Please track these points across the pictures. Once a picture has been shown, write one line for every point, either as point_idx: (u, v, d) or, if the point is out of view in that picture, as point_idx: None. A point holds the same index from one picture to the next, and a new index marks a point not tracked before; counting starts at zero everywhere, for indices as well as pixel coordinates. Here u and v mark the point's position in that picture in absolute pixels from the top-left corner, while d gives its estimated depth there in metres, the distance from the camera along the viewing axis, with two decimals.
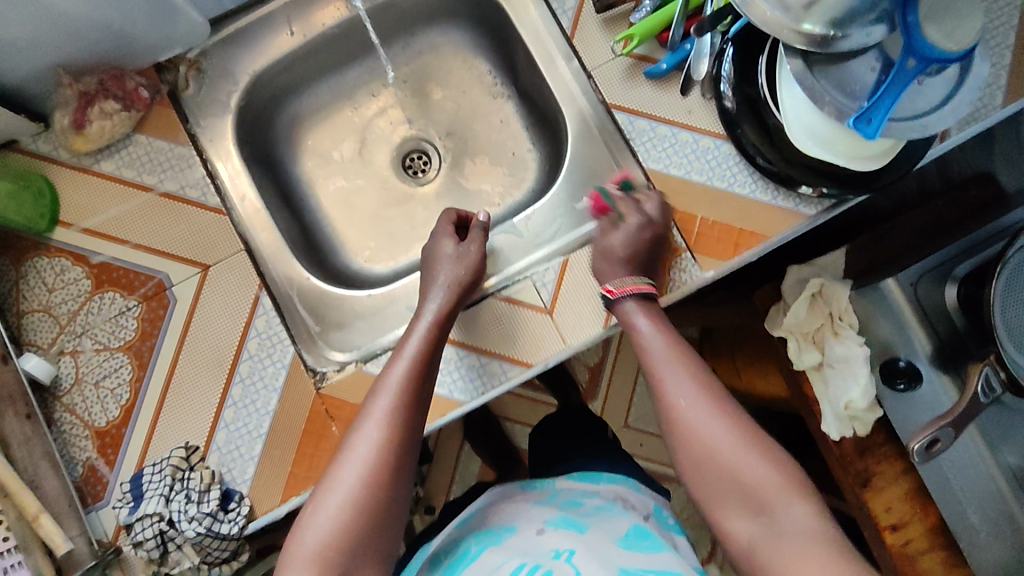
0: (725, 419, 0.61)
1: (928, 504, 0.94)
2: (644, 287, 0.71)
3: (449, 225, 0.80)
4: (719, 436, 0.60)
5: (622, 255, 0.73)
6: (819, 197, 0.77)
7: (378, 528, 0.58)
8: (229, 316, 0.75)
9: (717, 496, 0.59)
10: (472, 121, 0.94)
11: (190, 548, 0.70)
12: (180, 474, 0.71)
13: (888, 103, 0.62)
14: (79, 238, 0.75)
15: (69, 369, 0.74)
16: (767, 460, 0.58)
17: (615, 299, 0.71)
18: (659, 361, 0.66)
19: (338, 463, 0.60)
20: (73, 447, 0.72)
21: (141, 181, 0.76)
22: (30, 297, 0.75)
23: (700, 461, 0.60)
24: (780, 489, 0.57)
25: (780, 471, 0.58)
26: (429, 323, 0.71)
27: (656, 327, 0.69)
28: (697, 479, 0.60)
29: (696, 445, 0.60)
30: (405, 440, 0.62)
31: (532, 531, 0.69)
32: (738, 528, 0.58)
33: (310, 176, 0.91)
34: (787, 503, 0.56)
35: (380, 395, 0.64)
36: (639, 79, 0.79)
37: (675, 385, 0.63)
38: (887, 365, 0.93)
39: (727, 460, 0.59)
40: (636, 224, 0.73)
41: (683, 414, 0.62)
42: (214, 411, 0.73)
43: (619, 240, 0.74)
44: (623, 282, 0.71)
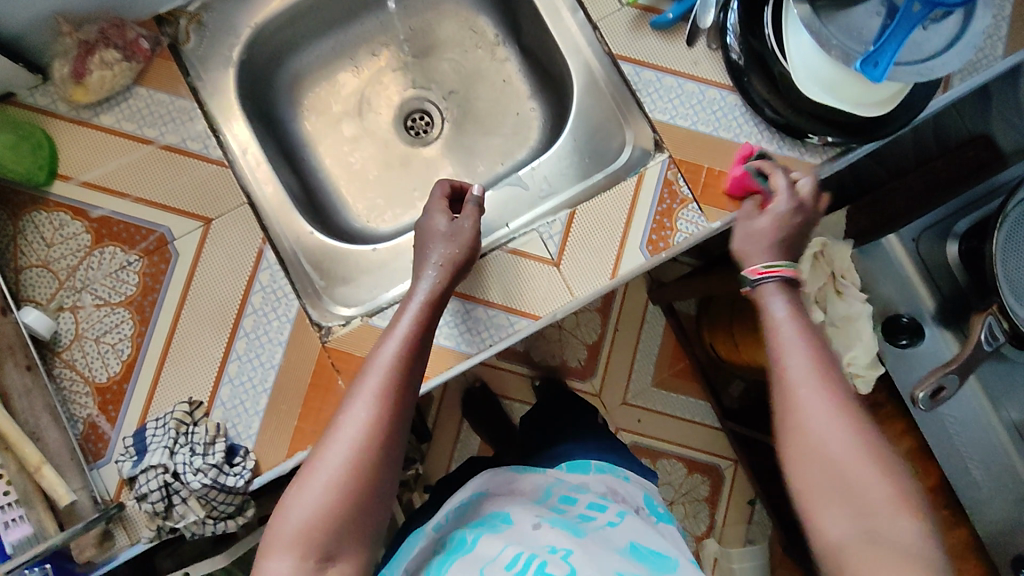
0: (842, 416, 0.57)
1: (930, 462, 0.99)
2: (789, 273, 0.65)
3: (443, 200, 0.72)
4: (832, 435, 0.56)
5: (770, 238, 0.68)
6: (824, 146, 0.78)
7: (363, 515, 0.56)
8: (232, 270, 0.74)
9: (819, 490, 0.55)
10: (475, 81, 0.93)
11: (196, 501, 0.68)
12: (185, 428, 0.70)
13: (894, 47, 0.62)
14: (77, 192, 0.74)
15: (69, 325, 0.72)
16: (885, 472, 0.54)
17: (759, 280, 0.65)
18: (789, 355, 0.61)
19: (323, 447, 0.57)
20: (74, 404, 0.71)
21: (141, 135, 0.75)
22: (28, 252, 0.73)
23: (810, 453, 0.56)
24: (892, 500, 0.53)
25: (893, 485, 0.54)
26: (422, 302, 0.66)
27: (792, 314, 0.63)
28: (795, 469, 0.56)
29: (813, 439, 0.56)
30: (397, 425, 0.59)
31: (528, 525, 0.65)
32: (833, 530, 0.54)
33: (312, 136, 0.90)
34: (896, 515, 0.52)
35: (369, 376, 0.60)
36: (645, 30, 0.79)
37: (804, 382, 0.59)
38: (890, 321, 0.94)
39: (838, 454, 0.55)
40: (786, 207, 0.69)
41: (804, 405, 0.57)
42: (218, 364, 0.72)
43: (765, 223, 0.69)
44: (771, 264, 0.66)
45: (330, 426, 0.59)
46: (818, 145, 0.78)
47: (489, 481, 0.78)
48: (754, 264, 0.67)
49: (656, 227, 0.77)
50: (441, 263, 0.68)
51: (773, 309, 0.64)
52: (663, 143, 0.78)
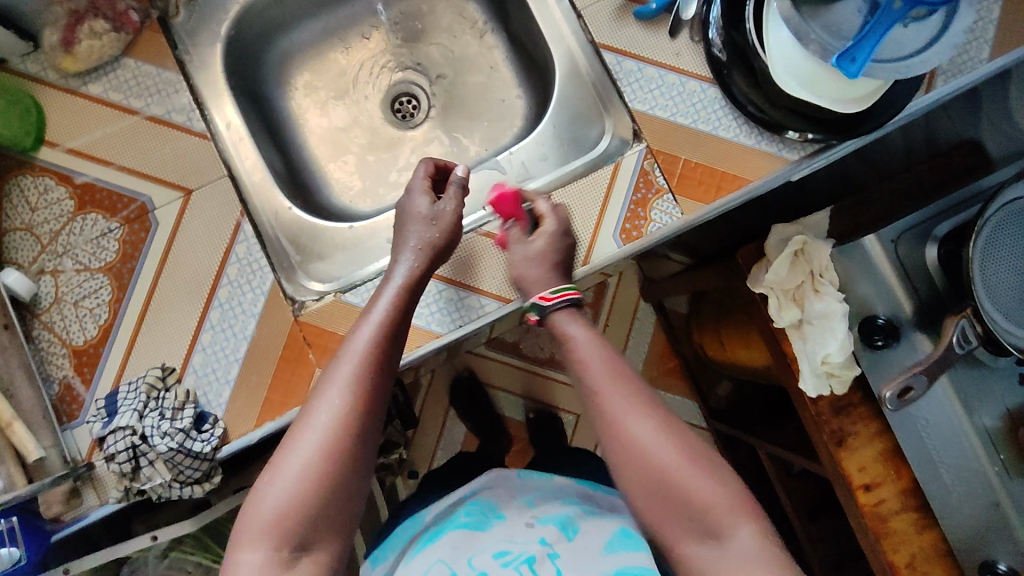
0: (663, 431, 0.58)
1: (903, 466, 0.95)
2: (573, 295, 0.69)
3: (425, 180, 0.75)
4: (658, 451, 0.57)
5: (548, 259, 0.71)
6: (804, 141, 0.78)
7: (340, 501, 0.55)
8: (210, 241, 0.75)
9: (662, 513, 0.56)
10: (463, 67, 0.94)
11: (162, 464, 0.70)
12: (156, 393, 0.71)
13: (873, 42, 0.62)
14: (63, 158, 0.75)
15: (49, 288, 0.74)
16: (714, 477, 0.56)
17: (550, 307, 0.68)
18: (601, 380, 0.62)
19: (297, 432, 0.56)
20: (50, 365, 0.72)
21: (127, 105, 0.76)
22: (13, 215, 0.75)
23: (645, 480, 0.56)
24: (728, 504, 0.55)
25: (726, 489, 0.56)
26: (399, 288, 0.67)
27: (589, 334, 0.66)
28: (636, 497, 0.57)
29: (640, 463, 0.57)
30: (372, 409, 0.58)
31: (521, 522, 0.67)
32: (691, 551, 0.55)
33: (299, 115, 0.91)
34: (734, 522, 0.54)
35: (345, 362, 0.60)
36: (629, 20, 0.80)
37: (621, 407, 0.59)
38: (866, 322, 0.93)
39: (667, 473, 0.56)
40: (556, 232, 0.73)
41: (630, 431, 0.58)
42: (192, 332, 0.73)
43: (541, 245, 0.72)
44: (557, 289, 0.69)
45: (304, 412, 0.58)
46: (796, 141, 0.78)
47: (495, 479, 0.78)
48: (542, 289, 0.70)
49: (630, 216, 0.77)
50: (420, 246, 0.70)
51: (570, 333, 0.66)
52: (641, 133, 0.78)
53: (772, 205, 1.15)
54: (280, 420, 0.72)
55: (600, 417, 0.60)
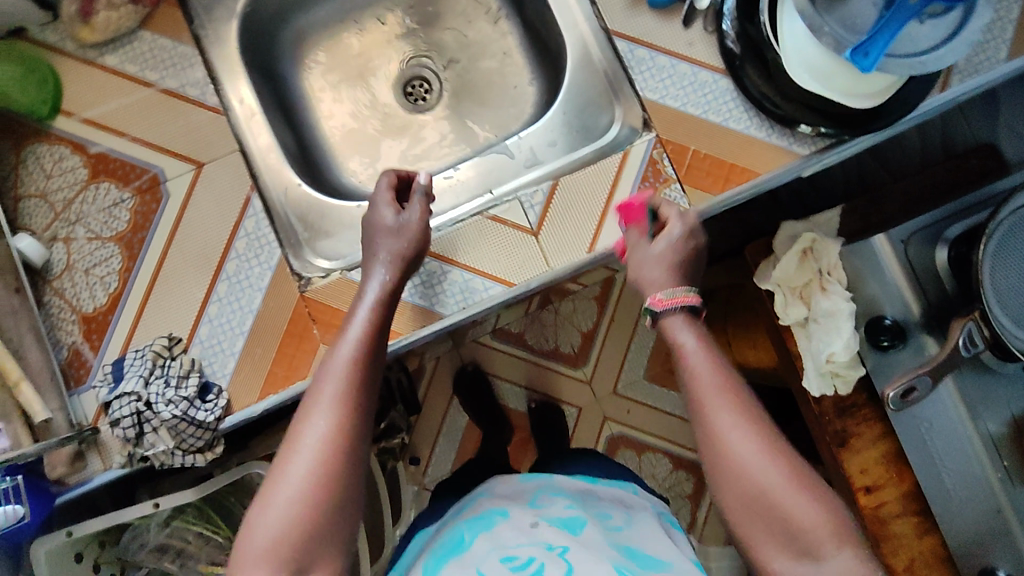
0: (771, 450, 0.56)
1: (905, 468, 0.94)
2: (691, 299, 0.64)
3: (388, 191, 0.72)
4: (765, 470, 0.55)
5: (668, 263, 0.67)
6: (815, 136, 0.77)
7: (334, 522, 0.55)
8: (219, 214, 0.76)
9: (758, 535, 0.55)
10: (476, 53, 0.94)
11: (165, 432, 0.71)
12: (162, 361, 0.72)
13: (887, 37, 0.61)
14: (79, 128, 0.76)
15: (61, 255, 0.75)
16: (818, 501, 0.54)
17: (664, 311, 0.64)
18: (710, 393, 0.59)
19: (285, 458, 0.56)
20: (60, 330, 0.74)
21: (142, 77, 0.77)
22: (28, 182, 0.76)
23: (745, 496, 0.55)
24: (829, 530, 0.53)
25: (830, 514, 0.54)
26: (375, 305, 0.67)
27: (702, 346, 0.62)
28: (737, 513, 0.56)
29: (745, 480, 0.55)
30: (359, 429, 0.58)
31: (525, 522, 0.67)
32: (784, 573, 0.54)
33: (311, 94, 0.92)
34: (833, 546, 0.52)
35: (326, 385, 0.60)
36: (642, 9, 0.80)
37: (727, 421, 0.57)
38: (872, 322, 0.93)
39: (770, 492, 0.54)
40: (681, 235, 0.68)
41: (732, 449, 0.56)
42: (200, 304, 0.74)
43: (663, 248, 0.68)
44: (673, 292, 0.65)
45: (290, 438, 0.58)
46: (808, 136, 0.78)
47: (498, 482, 0.79)
48: (656, 290, 0.66)
49: None
50: (390, 259, 0.69)
51: (683, 344, 0.62)
52: (651, 122, 0.78)
53: (783, 203, 1.14)
54: (283, 393, 0.72)
55: (705, 433, 0.58)
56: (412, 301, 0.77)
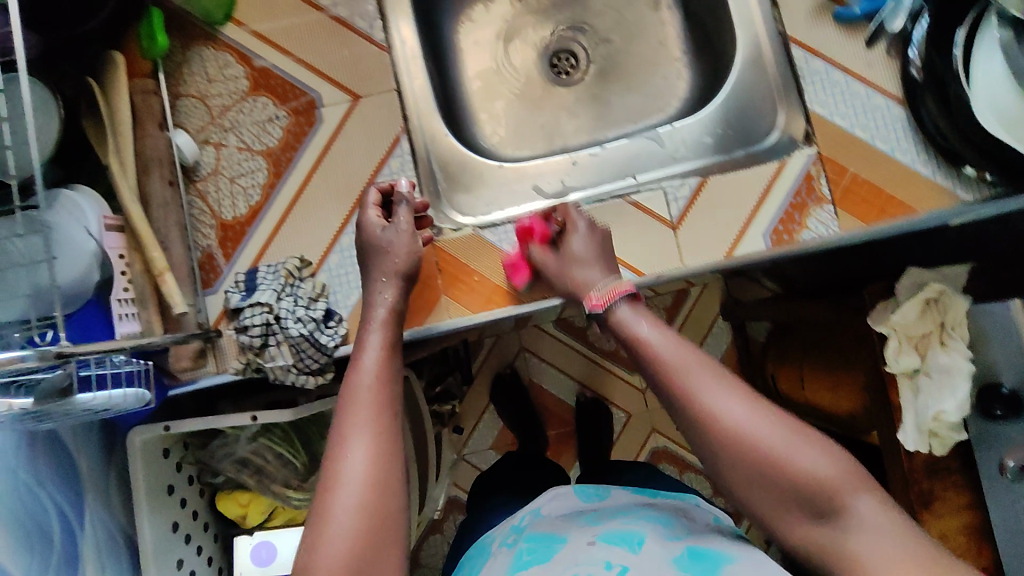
0: (761, 410, 0.53)
1: (985, 543, 0.87)
2: (624, 287, 0.64)
3: (372, 201, 0.72)
4: (763, 430, 0.51)
5: (590, 254, 0.70)
6: (981, 183, 0.73)
7: (390, 552, 0.52)
8: (367, 149, 0.76)
9: (773, 504, 0.50)
10: (632, 35, 0.91)
11: (287, 348, 0.71)
12: (292, 280, 0.73)
13: None
14: (246, 39, 0.78)
15: (210, 159, 0.76)
16: (825, 453, 0.50)
17: (607, 310, 0.63)
18: (688, 368, 0.55)
19: (327, 491, 0.53)
20: (198, 233, 0.76)
21: (316, 1, 0.78)
22: (190, 82, 0.77)
23: (748, 470, 0.51)
24: (846, 480, 0.49)
25: (834, 460, 0.50)
26: (383, 324, 0.65)
27: (660, 330, 0.59)
28: (750, 491, 0.51)
29: (744, 450, 0.51)
30: (393, 451, 0.56)
31: (583, 541, 0.60)
32: (807, 537, 0.50)
33: (461, 48, 0.91)
34: (852, 494, 0.48)
35: (355, 410, 0.57)
36: (826, 20, 0.77)
37: (709, 394, 0.53)
38: (988, 389, 0.84)
39: (778, 457, 0.50)
40: (585, 229, 0.72)
41: (728, 421, 0.52)
42: (333, 233, 0.75)
43: (579, 245, 0.71)
44: (605, 289, 0.65)
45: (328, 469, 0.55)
46: (974, 180, 0.73)
47: (553, 498, 0.73)
48: (593, 290, 0.66)
49: (785, 218, 0.74)
50: (387, 277, 0.69)
51: (639, 331, 0.60)
52: (814, 136, 0.76)
53: None
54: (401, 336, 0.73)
55: (690, 413, 0.54)
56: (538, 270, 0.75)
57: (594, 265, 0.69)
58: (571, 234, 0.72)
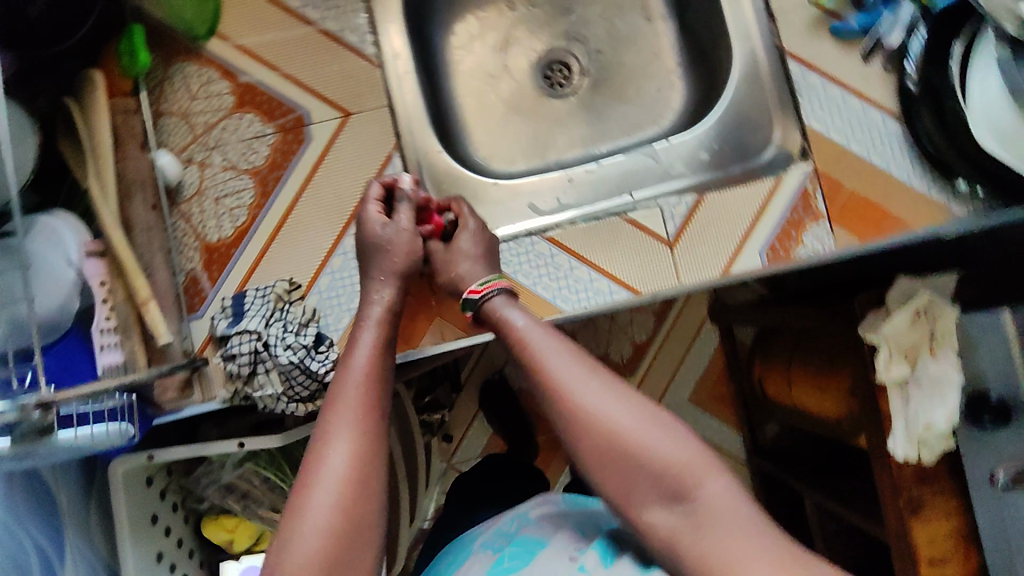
0: (620, 397, 0.53)
1: (973, 547, 0.85)
2: (504, 283, 0.64)
3: (373, 199, 0.70)
4: (621, 420, 0.51)
5: (473, 253, 0.69)
6: (975, 197, 0.73)
7: (361, 552, 0.51)
8: (358, 168, 0.74)
9: (626, 488, 0.50)
10: (626, 46, 0.90)
11: (276, 375, 0.69)
12: (281, 304, 0.71)
13: None
14: (231, 54, 0.75)
15: (193, 178, 0.74)
16: (675, 437, 0.51)
17: (480, 300, 0.63)
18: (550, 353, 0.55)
19: (304, 488, 0.52)
20: (182, 255, 0.73)
21: (304, 14, 0.76)
22: (172, 99, 0.75)
23: (602, 452, 0.51)
24: (697, 462, 0.50)
25: (688, 445, 0.51)
26: (379, 321, 0.63)
27: (529, 316, 0.60)
28: (604, 474, 0.51)
29: (600, 435, 0.51)
30: (376, 449, 0.55)
31: (562, 551, 0.58)
32: (656, 521, 0.50)
33: (453, 60, 0.90)
34: (702, 478, 0.49)
35: (340, 408, 0.55)
36: (822, 35, 0.76)
37: (570, 378, 0.53)
38: (976, 396, 0.82)
39: (634, 449, 0.50)
40: (473, 228, 0.71)
41: (586, 407, 0.52)
42: (324, 254, 0.73)
43: (465, 242, 0.69)
44: (485, 281, 0.65)
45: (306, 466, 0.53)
46: (969, 195, 0.74)
47: (541, 502, 0.69)
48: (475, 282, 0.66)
49: (781, 235, 0.74)
50: (386, 276, 0.68)
51: (512, 321, 0.60)
52: (810, 152, 0.76)
53: None
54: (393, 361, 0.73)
55: (550, 399, 0.53)
56: (534, 291, 0.74)
57: (476, 262, 0.68)
58: (462, 229, 0.71)
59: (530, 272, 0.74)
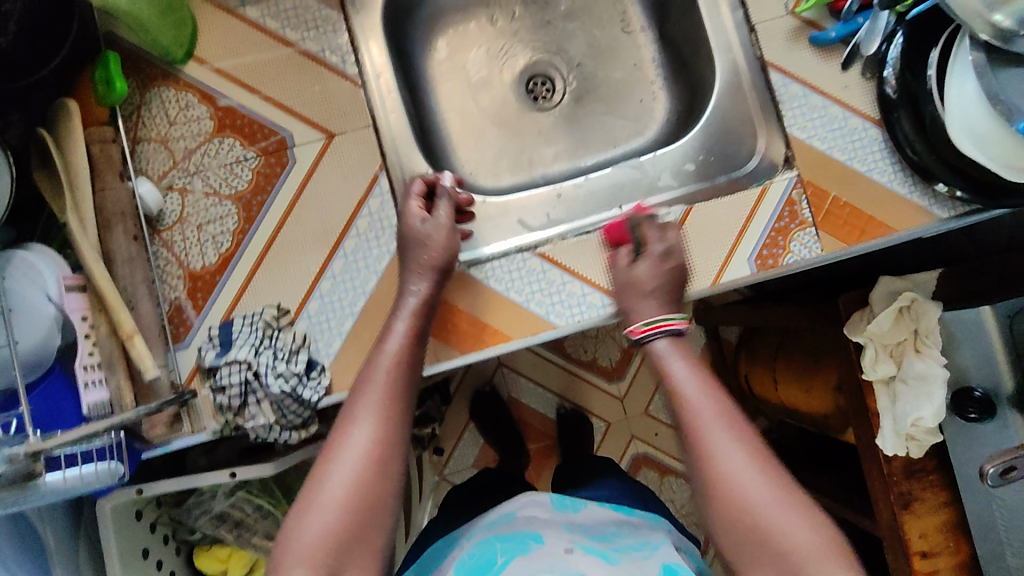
0: (759, 465, 0.58)
1: (963, 537, 0.85)
2: (674, 326, 0.71)
3: (415, 192, 0.73)
4: (755, 492, 0.57)
5: (653, 283, 0.71)
6: (955, 200, 0.75)
7: (372, 528, 0.56)
8: (344, 189, 0.73)
9: (742, 546, 0.57)
10: (607, 59, 0.91)
11: (269, 405, 0.68)
12: (270, 332, 0.69)
13: None
14: (210, 77, 0.74)
15: (175, 206, 0.72)
16: (807, 521, 0.56)
17: (642, 338, 0.71)
18: (701, 411, 0.63)
19: (325, 462, 0.58)
20: (165, 284, 0.71)
21: (283, 36, 0.74)
22: (149, 125, 0.73)
23: (730, 510, 0.57)
24: (820, 549, 0.54)
25: (817, 532, 0.55)
26: (411, 314, 0.67)
27: (691, 368, 0.67)
28: (728, 530, 0.57)
29: (729, 494, 0.57)
30: (397, 439, 0.60)
31: (560, 550, 0.61)
32: None
33: (434, 76, 0.89)
34: (821, 565, 0.53)
35: (366, 396, 0.61)
36: (802, 44, 0.77)
37: (719, 441, 0.60)
38: (961, 391, 0.79)
39: (766, 520, 0.56)
40: (657, 254, 0.72)
41: (726, 469, 0.58)
42: (312, 278, 0.71)
43: (643, 271, 0.71)
44: (652, 321, 0.71)
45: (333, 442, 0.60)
46: (947, 198, 0.75)
47: (528, 503, 0.72)
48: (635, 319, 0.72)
49: (769, 242, 0.75)
50: (422, 269, 0.69)
51: (673, 367, 0.67)
52: (794, 161, 0.77)
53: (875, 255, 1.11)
54: None
55: (695, 451, 0.61)
56: (527, 307, 0.74)
57: (648, 297, 0.71)
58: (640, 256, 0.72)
59: (522, 288, 0.74)
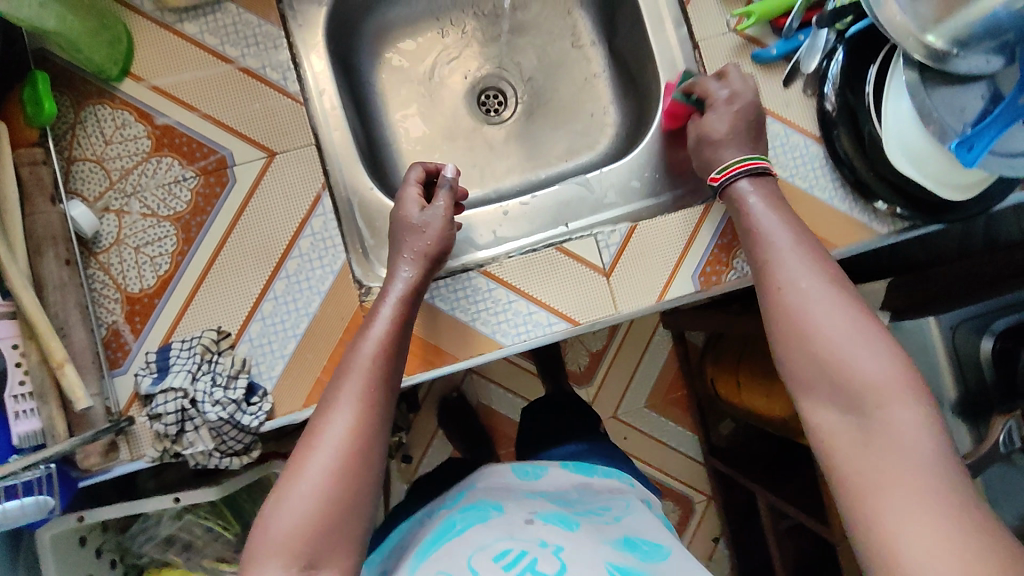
0: (839, 296, 0.55)
1: None
2: (754, 164, 0.67)
3: (415, 183, 0.73)
4: (825, 319, 0.53)
5: (724, 130, 0.70)
6: (894, 216, 0.76)
7: (351, 520, 0.53)
8: (286, 209, 0.72)
9: (807, 378, 0.53)
10: (559, 72, 0.91)
11: (207, 432, 0.67)
12: (209, 356, 0.68)
13: (993, 133, 0.60)
14: (146, 95, 0.72)
15: (111, 227, 0.71)
16: (880, 351, 0.51)
17: (720, 184, 0.68)
18: (781, 244, 0.60)
19: (305, 447, 0.55)
20: (102, 308, 0.70)
21: (223, 52, 0.73)
22: (84, 144, 0.71)
23: (798, 341, 0.54)
24: (890, 382, 0.49)
25: (891, 366, 0.50)
26: (398, 298, 0.65)
27: (768, 205, 0.65)
28: (794, 362, 0.54)
29: (801, 324, 0.54)
30: (380, 422, 0.57)
31: (520, 517, 0.61)
32: (827, 420, 0.52)
33: (384, 90, 0.88)
34: (888, 399, 0.49)
35: (347, 380, 0.58)
36: (745, 61, 0.78)
37: (792, 271, 0.58)
38: None
39: (832, 351, 0.52)
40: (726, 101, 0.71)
41: (798, 299, 0.55)
42: (254, 300, 0.71)
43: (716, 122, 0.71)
44: (726, 167, 0.68)
45: (310, 431, 0.56)
46: (888, 215, 0.76)
47: (489, 473, 0.73)
48: (715, 169, 0.70)
49: (713, 259, 0.75)
50: (414, 256, 0.69)
51: (750, 206, 0.65)
52: None
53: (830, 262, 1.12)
54: None
55: (772, 283, 0.58)
56: (473, 326, 0.74)
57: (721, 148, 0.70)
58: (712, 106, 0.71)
59: (468, 308, 0.74)
